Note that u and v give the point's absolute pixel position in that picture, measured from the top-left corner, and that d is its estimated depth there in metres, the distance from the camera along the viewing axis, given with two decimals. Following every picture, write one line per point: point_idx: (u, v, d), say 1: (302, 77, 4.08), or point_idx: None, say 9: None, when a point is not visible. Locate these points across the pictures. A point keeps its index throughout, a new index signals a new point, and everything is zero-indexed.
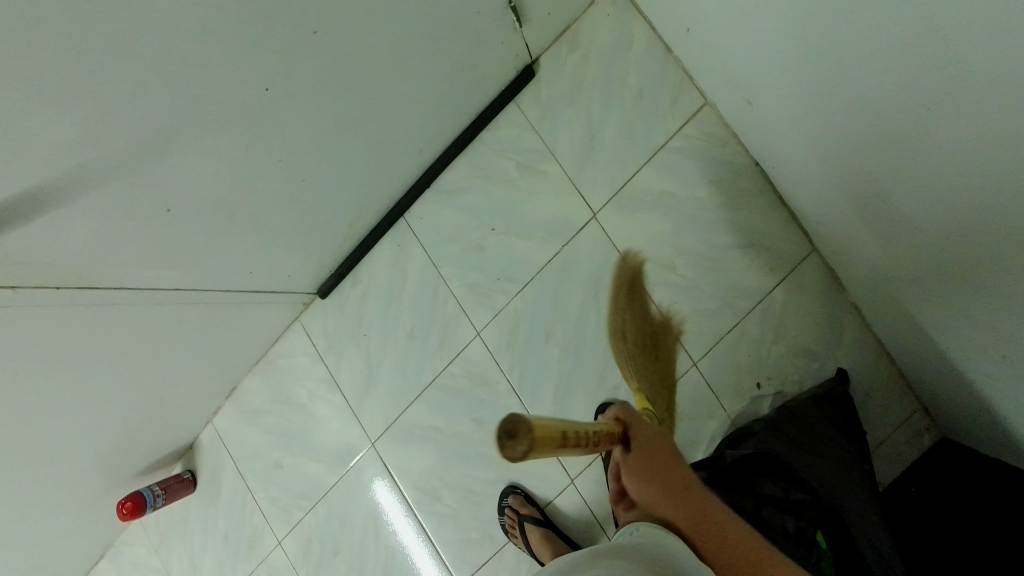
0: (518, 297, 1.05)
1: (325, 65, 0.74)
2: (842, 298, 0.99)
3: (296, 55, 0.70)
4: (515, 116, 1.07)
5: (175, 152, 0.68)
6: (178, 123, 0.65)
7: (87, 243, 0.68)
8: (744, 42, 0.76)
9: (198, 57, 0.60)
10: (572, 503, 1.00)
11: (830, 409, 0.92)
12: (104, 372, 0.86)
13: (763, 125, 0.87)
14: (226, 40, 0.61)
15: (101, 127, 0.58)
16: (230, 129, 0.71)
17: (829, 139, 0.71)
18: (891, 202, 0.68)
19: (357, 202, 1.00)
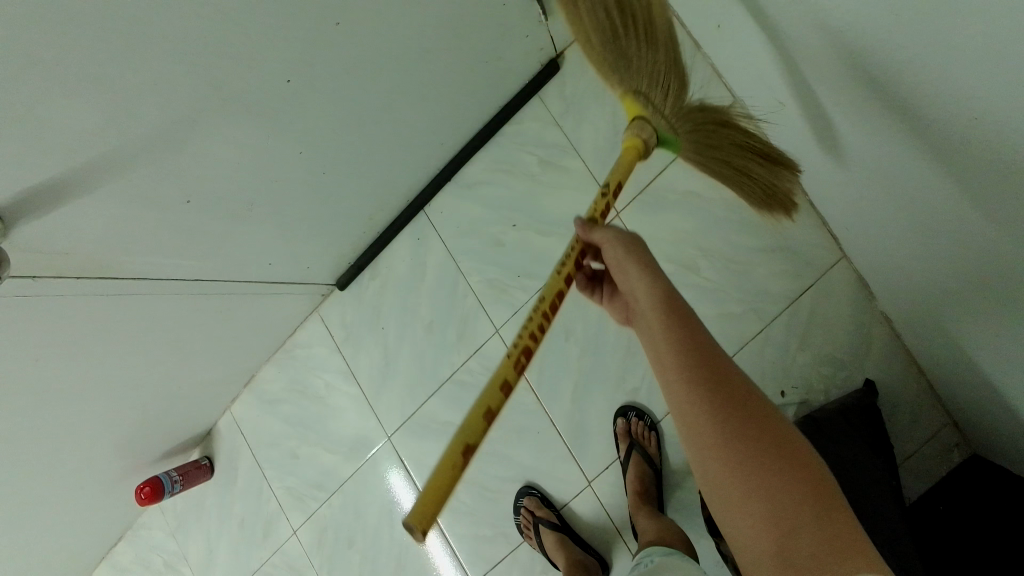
0: (537, 295, 1.02)
1: (347, 56, 0.73)
2: (871, 307, 0.96)
3: (317, 47, 0.68)
4: (540, 109, 1.04)
5: (196, 145, 0.67)
6: (199, 116, 0.64)
7: (106, 236, 0.68)
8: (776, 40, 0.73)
9: (218, 49, 0.59)
10: (589, 505, 0.99)
11: (857, 419, 0.91)
12: (123, 359, 0.86)
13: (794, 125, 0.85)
14: (244, 33, 0.60)
15: (118, 120, 0.57)
16: (251, 123, 0.70)
17: (859, 144, 0.68)
18: (927, 212, 0.65)
19: (377, 194, 0.99)
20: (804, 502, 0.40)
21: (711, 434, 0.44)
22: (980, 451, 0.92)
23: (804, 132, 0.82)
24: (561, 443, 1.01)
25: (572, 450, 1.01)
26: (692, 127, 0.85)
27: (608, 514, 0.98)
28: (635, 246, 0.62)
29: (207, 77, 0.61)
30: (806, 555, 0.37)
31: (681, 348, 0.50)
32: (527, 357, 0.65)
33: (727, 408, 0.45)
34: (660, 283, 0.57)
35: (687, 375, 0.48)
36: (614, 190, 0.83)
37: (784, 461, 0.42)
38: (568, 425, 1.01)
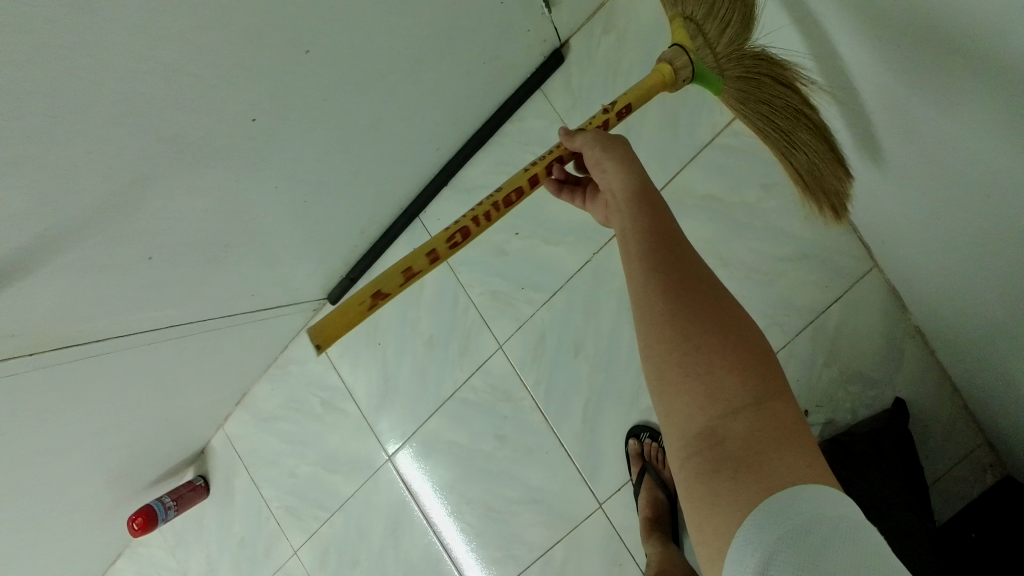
0: (545, 307, 0.97)
1: (319, 74, 0.65)
2: (904, 320, 0.90)
3: (283, 69, 0.61)
4: (543, 105, 0.95)
5: (154, 194, 0.60)
6: (153, 165, 0.58)
7: (61, 294, 0.62)
8: (815, 46, 0.65)
9: (165, 87, 0.52)
10: (601, 527, 0.93)
11: (889, 445, 0.85)
12: (100, 401, 0.81)
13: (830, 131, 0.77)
14: (195, 75, 0.54)
15: (53, 187, 0.51)
16: (217, 161, 0.63)
17: (917, 160, 0.61)
18: (996, 240, 0.58)
19: (369, 208, 0.92)
20: (740, 377, 0.44)
21: (665, 320, 0.48)
22: (1016, 473, 0.87)
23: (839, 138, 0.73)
24: (571, 463, 0.95)
25: (582, 471, 0.95)
26: (741, 73, 0.73)
27: (620, 536, 0.92)
28: (611, 139, 0.64)
29: (153, 117, 0.54)
30: (738, 428, 0.42)
31: (645, 238, 0.53)
32: (463, 237, 0.67)
33: (682, 294, 0.49)
34: (630, 172, 0.59)
35: (650, 263, 0.51)
36: (620, 112, 0.74)
37: (729, 344, 0.46)
38: (578, 446, 0.95)
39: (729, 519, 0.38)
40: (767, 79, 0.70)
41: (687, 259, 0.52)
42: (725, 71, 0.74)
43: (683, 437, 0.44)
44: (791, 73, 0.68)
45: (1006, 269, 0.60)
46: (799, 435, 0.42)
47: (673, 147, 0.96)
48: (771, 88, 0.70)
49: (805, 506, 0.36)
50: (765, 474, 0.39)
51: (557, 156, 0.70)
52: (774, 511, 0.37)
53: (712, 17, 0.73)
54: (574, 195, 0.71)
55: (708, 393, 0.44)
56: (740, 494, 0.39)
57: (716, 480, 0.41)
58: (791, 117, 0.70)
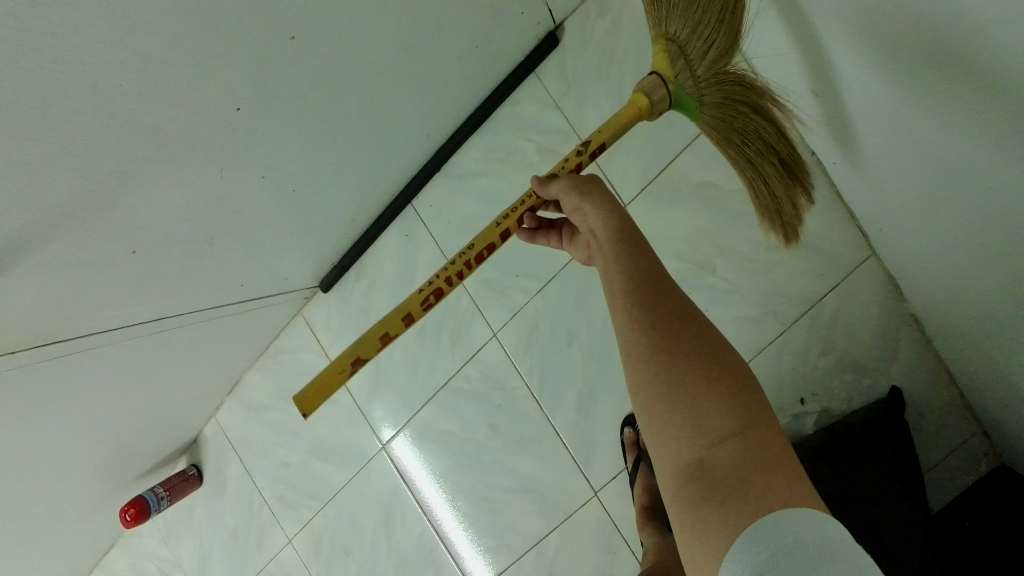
0: (538, 296, 0.96)
1: (303, 58, 0.63)
2: (901, 308, 0.89)
3: (265, 53, 0.59)
4: (536, 89, 0.92)
5: (133, 182, 0.59)
6: (130, 153, 0.56)
7: (38, 286, 0.60)
8: (824, 26, 0.63)
9: (137, 70, 0.50)
10: (595, 516, 0.93)
11: (882, 437, 0.84)
12: (86, 393, 0.80)
13: (830, 116, 0.75)
14: (173, 61, 0.52)
15: (25, 176, 0.50)
16: (199, 149, 0.62)
17: (918, 146, 0.60)
18: (995, 229, 0.57)
19: (358, 195, 0.90)
20: (723, 406, 0.44)
21: (644, 354, 0.48)
22: (1009, 462, 0.87)
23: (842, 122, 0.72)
24: (565, 452, 0.95)
25: (576, 460, 0.94)
26: (721, 99, 0.72)
27: (615, 524, 0.92)
28: (587, 181, 0.66)
29: (129, 105, 0.52)
30: (725, 457, 0.42)
31: (623, 269, 0.54)
32: (436, 297, 0.77)
33: (662, 322, 0.49)
34: (611, 206, 0.60)
35: (628, 294, 0.52)
36: (594, 151, 0.74)
37: (713, 372, 0.46)
38: (572, 435, 0.94)
39: (721, 545, 0.39)
40: (743, 107, 0.71)
41: (667, 287, 0.52)
42: (704, 95, 0.73)
43: (672, 469, 0.44)
44: (769, 101, 0.69)
45: (1008, 259, 0.59)
46: (784, 460, 0.43)
47: (669, 133, 0.95)
48: (746, 117, 0.71)
49: (795, 526, 0.37)
50: (752, 501, 0.39)
51: (529, 207, 0.75)
52: (763, 533, 0.37)
53: (697, 37, 0.71)
54: (548, 239, 0.75)
55: (694, 423, 0.44)
56: (729, 520, 0.39)
57: (705, 509, 0.41)
58: (756, 145, 0.71)
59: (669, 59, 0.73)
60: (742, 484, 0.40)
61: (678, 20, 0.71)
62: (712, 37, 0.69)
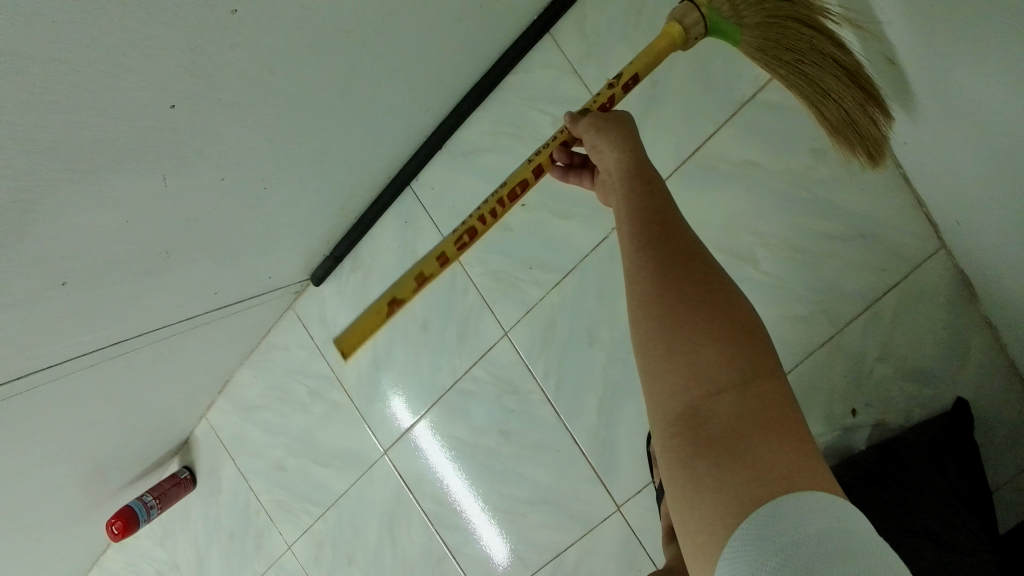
0: (555, 290, 0.85)
1: (251, 30, 0.51)
2: (972, 310, 0.74)
3: (198, 30, 0.47)
4: (551, 52, 0.79)
5: (47, 203, 0.48)
6: (34, 173, 0.45)
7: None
8: None
9: (17, 73, 0.38)
10: (618, 531, 0.84)
11: (955, 470, 0.70)
12: (49, 419, 0.71)
13: (908, 85, 0.61)
14: (81, 58, 0.41)
15: None
16: (132, 153, 0.51)
17: None
18: None
19: (347, 181, 0.79)
20: (726, 356, 0.39)
21: (650, 302, 0.42)
22: None
23: (934, 90, 0.58)
24: (585, 464, 0.86)
25: (598, 472, 0.85)
26: (762, 18, 0.64)
27: (640, 539, 0.83)
28: (610, 121, 0.56)
29: (27, 119, 0.41)
30: (722, 413, 0.37)
31: (635, 216, 0.46)
32: (470, 238, 0.71)
33: (671, 271, 0.42)
34: (627, 152, 0.53)
35: (637, 240, 0.45)
36: (627, 83, 0.66)
37: (719, 317, 0.40)
38: (592, 444, 0.85)
39: (715, 528, 0.33)
40: (791, 22, 0.64)
41: (679, 228, 0.45)
42: (744, 19, 0.65)
43: (665, 422, 0.39)
44: (817, 13, 0.64)
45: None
46: (791, 418, 0.37)
47: (707, 103, 0.82)
48: (795, 32, 0.64)
49: (798, 517, 0.31)
50: (752, 468, 0.34)
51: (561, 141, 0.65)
52: (763, 523, 0.31)
53: None
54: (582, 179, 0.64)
55: (692, 375, 0.39)
56: (724, 496, 0.34)
57: (699, 476, 0.36)
58: (817, 60, 0.64)
59: None
60: (742, 446, 0.35)
61: None
62: None
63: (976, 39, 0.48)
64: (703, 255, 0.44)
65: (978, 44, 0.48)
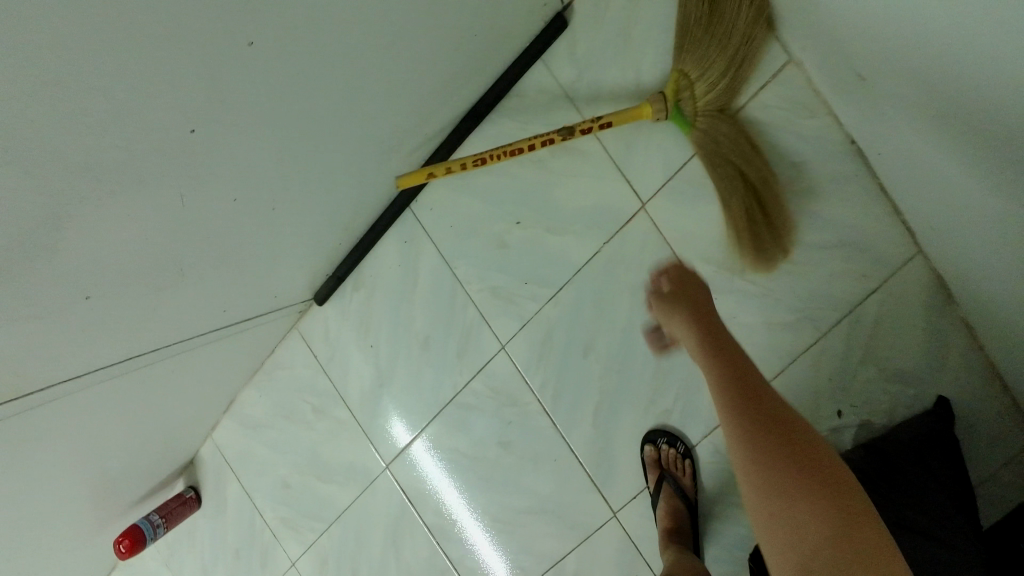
0: (551, 304, 0.88)
1: (271, 55, 0.55)
2: (951, 313, 0.78)
3: (220, 58, 0.51)
4: (545, 77, 0.84)
5: (76, 221, 0.51)
6: (67, 191, 0.48)
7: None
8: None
9: (65, 91, 0.42)
10: (615, 538, 0.88)
11: (937, 464, 0.75)
12: (64, 434, 0.74)
13: (881, 98, 0.66)
14: (117, 80, 0.44)
15: None
16: (156, 173, 0.54)
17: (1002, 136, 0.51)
18: None
19: (350, 202, 0.83)
20: (818, 511, 0.45)
21: (745, 467, 0.49)
22: None
23: (904, 102, 0.62)
24: (583, 471, 0.89)
25: (596, 481, 0.89)
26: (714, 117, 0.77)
27: (637, 547, 0.88)
28: (675, 305, 0.65)
29: (66, 137, 0.45)
30: (823, 562, 0.43)
31: (722, 393, 0.54)
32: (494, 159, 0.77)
33: (757, 433, 0.49)
34: (699, 338, 0.60)
35: (727, 411, 0.52)
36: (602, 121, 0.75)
37: (807, 472, 0.47)
38: (590, 450, 0.89)
39: None
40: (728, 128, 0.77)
41: (766, 397, 0.52)
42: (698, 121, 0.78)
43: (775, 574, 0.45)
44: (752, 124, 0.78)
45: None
46: (886, 561, 0.42)
47: None
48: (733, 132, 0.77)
49: None
50: None
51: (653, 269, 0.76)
52: None
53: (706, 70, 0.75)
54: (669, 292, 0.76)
55: (793, 529, 0.45)
56: None
57: None
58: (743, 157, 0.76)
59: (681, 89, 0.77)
60: None
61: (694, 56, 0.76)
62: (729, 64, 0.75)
63: (941, 50, 0.52)
64: (790, 416, 0.51)
65: (943, 55, 0.52)
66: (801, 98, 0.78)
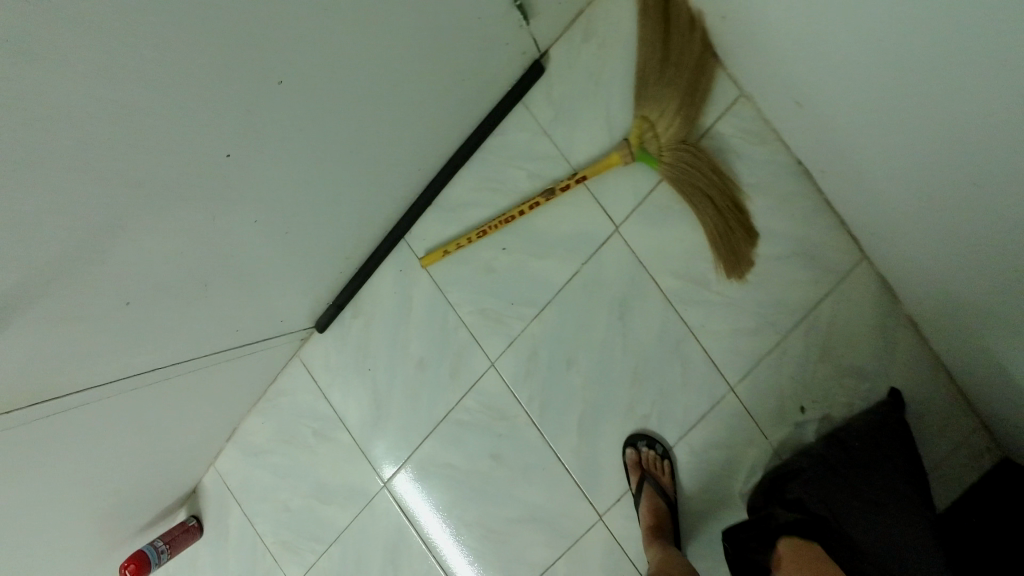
0: (537, 322, 0.96)
1: (297, 93, 0.63)
2: (896, 310, 0.88)
3: (258, 93, 0.58)
4: (526, 117, 0.94)
5: (130, 235, 0.58)
6: (128, 208, 0.55)
7: (27, 346, 0.58)
8: (828, 27, 0.63)
9: (145, 118, 0.49)
10: (601, 540, 0.94)
11: (886, 443, 0.81)
12: (87, 445, 0.79)
13: (825, 123, 0.76)
14: (180, 110, 0.52)
15: (41, 239, 0.49)
16: (199, 194, 0.62)
17: (928, 141, 0.61)
18: (1002, 222, 0.59)
19: (352, 231, 0.91)
20: None
21: None
22: (1014, 455, 0.85)
23: (845, 124, 0.72)
24: (570, 479, 0.95)
25: (582, 488, 0.95)
26: (679, 149, 0.86)
27: (623, 548, 0.94)
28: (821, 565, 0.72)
29: (137, 161, 0.52)
30: None
31: None
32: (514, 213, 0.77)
33: None
34: None
35: None
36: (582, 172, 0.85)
37: None
38: (576, 458, 0.95)
39: None
40: (693, 158, 0.86)
41: None
42: (664, 155, 0.87)
43: None
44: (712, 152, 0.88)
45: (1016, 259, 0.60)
46: None
47: None
48: (699, 161, 0.86)
49: None
50: None
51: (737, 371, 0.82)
52: None
53: (666, 107, 0.86)
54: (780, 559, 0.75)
55: None
56: None
57: None
58: (708, 183, 0.86)
59: (646, 127, 0.88)
60: None
61: (652, 95, 0.86)
62: (685, 100, 0.85)
63: (872, 73, 0.62)
64: None
65: (874, 77, 0.62)
66: (753, 127, 0.89)
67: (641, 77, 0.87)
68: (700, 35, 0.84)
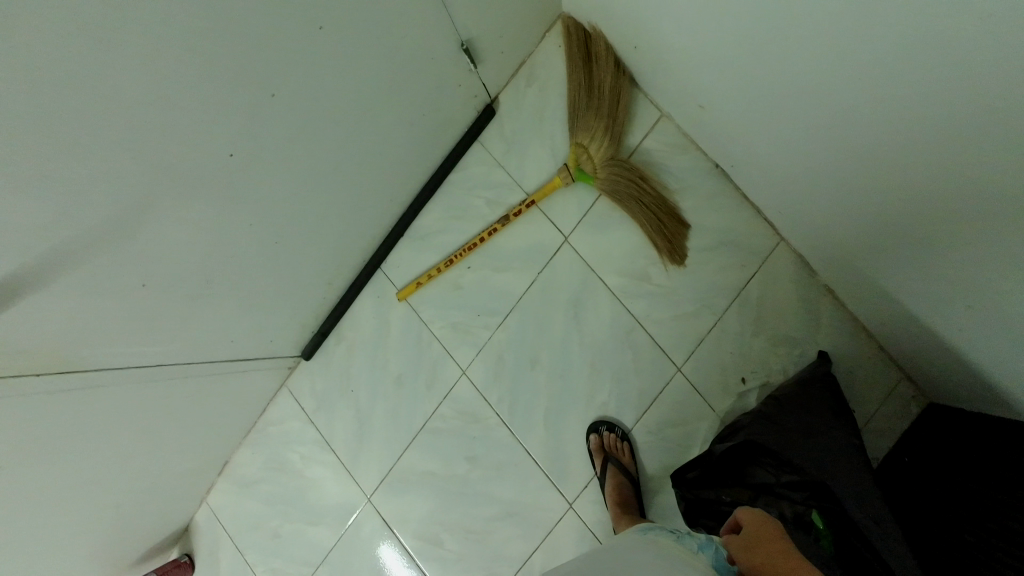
0: (501, 328, 1.07)
1: (284, 106, 0.74)
2: (814, 282, 1.00)
3: (253, 108, 0.70)
4: (482, 153, 1.10)
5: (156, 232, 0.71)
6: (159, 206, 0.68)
7: (69, 325, 0.70)
8: (702, 41, 0.80)
9: (175, 114, 0.61)
10: (573, 528, 1.00)
11: (819, 388, 0.87)
12: (104, 460, 0.89)
13: (728, 123, 0.90)
14: (198, 115, 0.64)
15: (103, 228, 0.63)
16: (212, 200, 0.75)
17: (792, 121, 0.76)
18: (854, 172, 0.73)
19: (332, 260, 1.04)
20: None
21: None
22: (937, 400, 0.95)
23: (740, 121, 0.87)
24: (541, 472, 1.02)
25: (551, 477, 1.02)
26: (609, 163, 1.01)
27: (592, 533, 0.99)
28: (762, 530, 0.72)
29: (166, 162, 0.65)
30: None
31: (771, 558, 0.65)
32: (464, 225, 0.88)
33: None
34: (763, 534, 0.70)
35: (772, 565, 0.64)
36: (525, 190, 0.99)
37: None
38: (545, 452, 1.03)
39: None
40: (621, 169, 1.01)
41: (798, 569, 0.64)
42: (599, 170, 1.03)
43: None
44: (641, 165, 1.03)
45: (876, 199, 0.73)
46: None
47: None
48: (627, 171, 1.00)
49: None
50: None
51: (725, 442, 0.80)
52: None
53: (594, 131, 1.02)
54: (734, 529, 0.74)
55: None
56: None
57: None
58: (636, 188, 1.00)
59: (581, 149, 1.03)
60: None
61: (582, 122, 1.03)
62: (609, 122, 1.01)
63: (739, 73, 0.79)
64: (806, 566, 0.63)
65: (742, 77, 0.79)
66: (676, 140, 1.05)
67: (574, 110, 1.03)
68: (618, 69, 1.01)
